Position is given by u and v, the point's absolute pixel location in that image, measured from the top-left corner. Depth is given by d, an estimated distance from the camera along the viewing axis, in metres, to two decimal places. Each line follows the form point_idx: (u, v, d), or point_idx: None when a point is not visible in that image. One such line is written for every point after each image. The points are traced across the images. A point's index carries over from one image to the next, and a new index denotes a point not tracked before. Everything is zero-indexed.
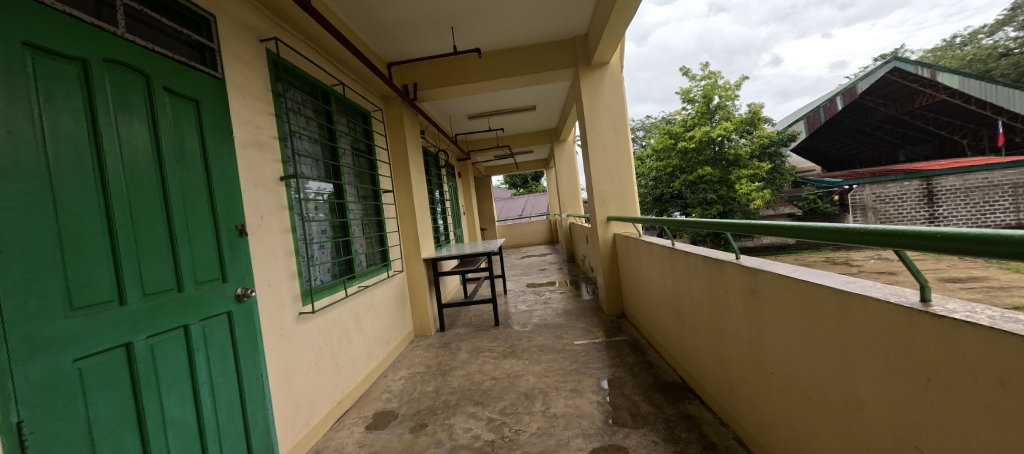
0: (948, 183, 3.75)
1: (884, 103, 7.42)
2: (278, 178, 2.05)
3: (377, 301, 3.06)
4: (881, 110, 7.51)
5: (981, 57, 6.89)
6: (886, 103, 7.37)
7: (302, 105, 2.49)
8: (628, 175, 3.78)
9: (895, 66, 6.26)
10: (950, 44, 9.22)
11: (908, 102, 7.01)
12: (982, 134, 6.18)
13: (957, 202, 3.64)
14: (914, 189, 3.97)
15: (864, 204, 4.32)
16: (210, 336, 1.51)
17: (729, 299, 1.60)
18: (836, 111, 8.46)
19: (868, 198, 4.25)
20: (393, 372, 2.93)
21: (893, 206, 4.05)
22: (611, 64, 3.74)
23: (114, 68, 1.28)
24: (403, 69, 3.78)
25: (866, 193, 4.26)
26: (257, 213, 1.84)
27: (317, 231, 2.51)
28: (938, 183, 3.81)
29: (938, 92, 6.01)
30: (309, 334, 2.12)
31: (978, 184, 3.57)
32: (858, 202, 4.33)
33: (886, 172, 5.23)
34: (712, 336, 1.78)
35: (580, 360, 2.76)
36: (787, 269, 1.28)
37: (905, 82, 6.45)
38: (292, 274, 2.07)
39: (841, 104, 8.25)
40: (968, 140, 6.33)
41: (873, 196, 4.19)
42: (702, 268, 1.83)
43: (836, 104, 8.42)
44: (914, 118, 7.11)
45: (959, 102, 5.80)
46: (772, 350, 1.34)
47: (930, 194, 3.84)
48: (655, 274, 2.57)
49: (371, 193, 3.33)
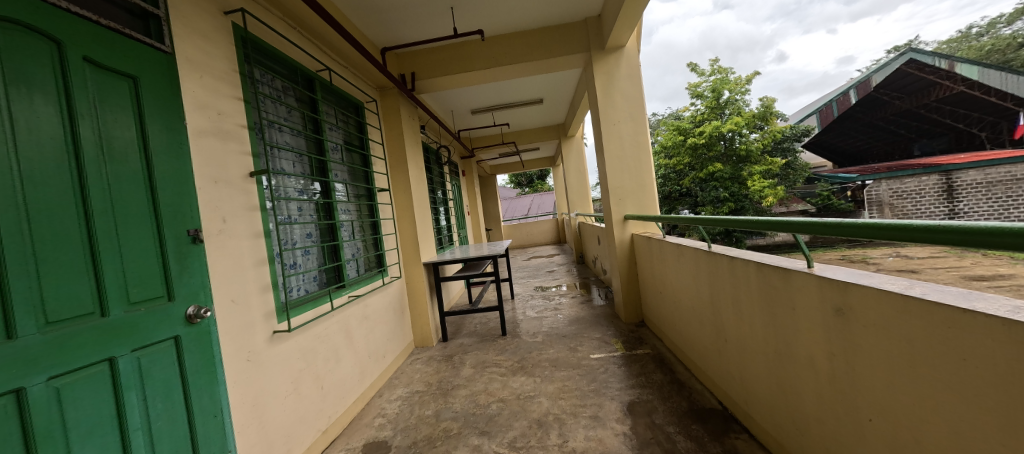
0: (969, 178, 3.40)
1: (900, 96, 6.94)
2: (248, 173, 1.75)
3: (372, 313, 2.75)
4: (895, 103, 7.06)
5: (1000, 47, 6.36)
6: (902, 97, 6.89)
7: (281, 92, 2.20)
8: (645, 169, 3.44)
9: (911, 57, 5.87)
10: (967, 33, 8.59)
11: (923, 94, 6.38)
12: (1000, 126, 5.49)
13: (979, 197, 3.29)
14: (933, 184, 3.58)
15: (882, 200, 3.96)
16: (148, 368, 1.21)
17: (798, 317, 1.26)
18: (849, 104, 8.03)
19: (885, 193, 3.92)
20: (389, 391, 2.62)
21: (913, 202, 3.63)
22: (626, 48, 3.41)
23: (10, 28, 0.98)
24: (399, 57, 3.47)
25: (883, 188, 3.93)
26: (217, 214, 1.54)
27: (301, 236, 2.21)
28: (958, 177, 3.45)
29: (957, 83, 5.56)
30: (286, 355, 1.82)
31: (1002, 178, 3.22)
32: (874, 198, 4.03)
33: (910, 166, 4.83)
34: (771, 360, 1.44)
35: (598, 378, 2.42)
36: (898, 283, 0.95)
37: (921, 74, 5.95)
38: (265, 285, 1.76)
39: (853, 97, 7.85)
40: (986, 133, 5.66)
41: (890, 192, 3.89)
42: (756, 277, 1.49)
43: (848, 98, 8.03)
44: (930, 111, 6.42)
45: (978, 93, 5.32)
46: (870, 391, 1.01)
47: (950, 189, 3.48)
48: (686, 281, 2.24)
49: (364, 192, 3.03)
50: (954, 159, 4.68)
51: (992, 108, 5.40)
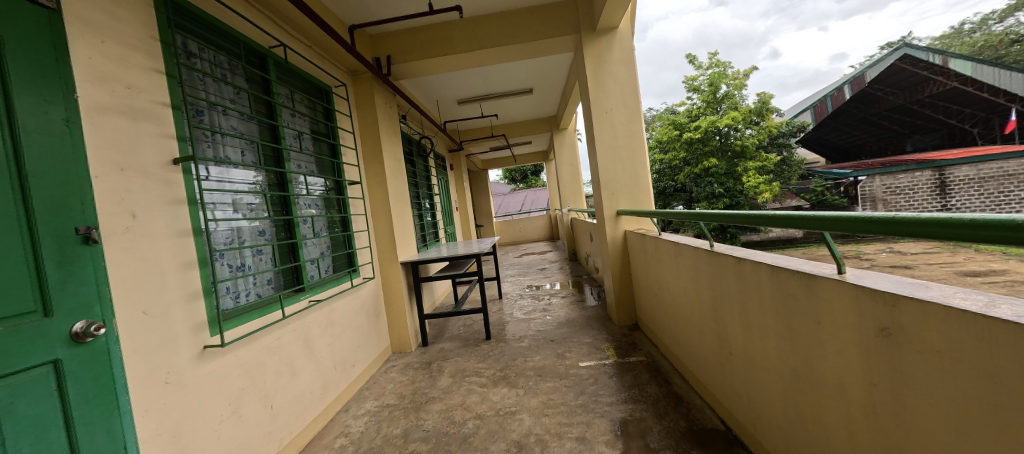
0: (961, 173, 3.22)
1: (893, 92, 6.71)
2: (171, 160, 1.48)
3: (339, 318, 2.50)
4: (888, 99, 6.82)
5: (992, 43, 6.14)
6: (894, 92, 6.68)
7: (224, 69, 1.93)
8: (640, 160, 3.20)
9: (905, 53, 5.64)
10: (959, 29, 8.37)
11: (917, 90, 6.23)
12: (993, 122, 5.26)
13: (971, 192, 3.11)
14: (926, 179, 3.48)
15: (876, 195, 3.82)
16: (5, 404, 0.95)
17: (824, 333, 1.03)
18: (843, 100, 7.66)
19: (879, 189, 3.74)
20: (357, 405, 2.37)
21: (904, 198, 3.54)
22: (620, 29, 3.15)
23: None
24: (373, 38, 3.19)
25: (875, 184, 3.76)
26: (124, 209, 1.28)
27: (250, 234, 1.94)
28: (951, 172, 3.29)
29: (950, 79, 5.38)
30: (223, 372, 1.57)
31: (994, 174, 3.00)
32: (868, 195, 3.85)
33: (904, 161, 4.69)
34: (787, 382, 1.21)
35: (586, 391, 2.18)
36: (971, 298, 0.71)
37: (915, 69, 5.81)
38: (194, 292, 1.50)
39: (848, 93, 7.43)
40: (978, 129, 5.45)
41: (884, 187, 3.69)
42: (770, 283, 1.25)
43: (842, 94, 7.63)
44: (924, 107, 6.24)
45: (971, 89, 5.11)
46: (926, 438, 0.78)
47: (944, 184, 3.34)
48: (684, 283, 2.00)
49: (332, 186, 2.77)
50: (952, 153, 4.52)
51: (985, 103, 5.25)
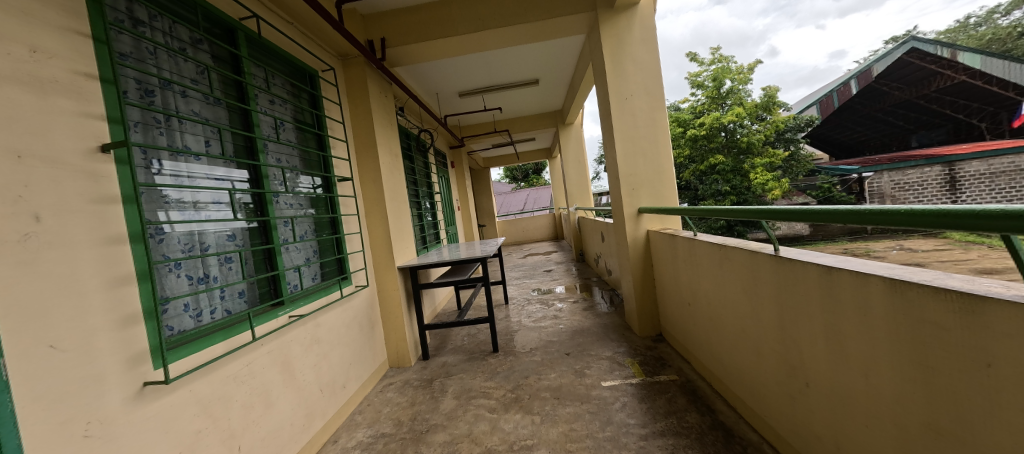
0: (972, 169, 2.90)
1: (898, 86, 6.23)
2: (100, 148, 1.17)
3: (326, 334, 2.18)
4: (893, 95, 6.32)
5: (999, 36, 5.45)
6: (900, 87, 6.18)
7: (183, 42, 1.62)
8: (663, 151, 2.88)
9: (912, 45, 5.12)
10: (967, 22, 7.40)
11: (924, 85, 5.70)
12: (1000, 117, 4.93)
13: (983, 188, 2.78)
14: (935, 176, 3.02)
15: (885, 192, 3.50)
16: None
17: (1008, 384, 0.70)
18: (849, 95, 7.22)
19: (888, 185, 3.45)
20: (348, 434, 2.06)
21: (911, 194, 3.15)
22: (640, 5, 2.82)
23: None
24: (365, 18, 2.88)
25: (883, 180, 3.48)
26: (21, 209, 0.96)
27: (216, 239, 1.62)
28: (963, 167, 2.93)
29: (959, 73, 4.83)
30: (169, 414, 1.25)
31: (1005, 168, 2.70)
32: (876, 192, 3.55)
33: (918, 155, 4.44)
34: (916, 438, 0.90)
35: (612, 419, 1.86)
36: None
37: (922, 63, 5.25)
38: (130, 316, 1.19)
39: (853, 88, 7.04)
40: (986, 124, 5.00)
41: (893, 183, 3.41)
42: (892, 303, 0.92)
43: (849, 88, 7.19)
44: (930, 102, 5.70)
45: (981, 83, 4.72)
46: None
47: (954, 181, 2.96)
48: (733, 292, 1.68)
49: (320, 183, 2.46)
50: (966, 147, 4.25)
51: (991, 97, 4.86)
